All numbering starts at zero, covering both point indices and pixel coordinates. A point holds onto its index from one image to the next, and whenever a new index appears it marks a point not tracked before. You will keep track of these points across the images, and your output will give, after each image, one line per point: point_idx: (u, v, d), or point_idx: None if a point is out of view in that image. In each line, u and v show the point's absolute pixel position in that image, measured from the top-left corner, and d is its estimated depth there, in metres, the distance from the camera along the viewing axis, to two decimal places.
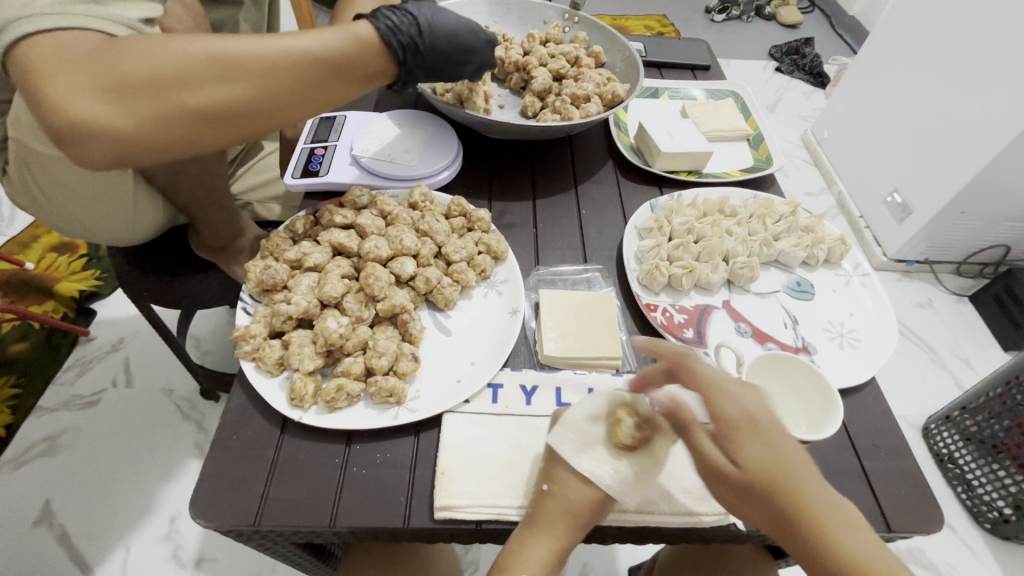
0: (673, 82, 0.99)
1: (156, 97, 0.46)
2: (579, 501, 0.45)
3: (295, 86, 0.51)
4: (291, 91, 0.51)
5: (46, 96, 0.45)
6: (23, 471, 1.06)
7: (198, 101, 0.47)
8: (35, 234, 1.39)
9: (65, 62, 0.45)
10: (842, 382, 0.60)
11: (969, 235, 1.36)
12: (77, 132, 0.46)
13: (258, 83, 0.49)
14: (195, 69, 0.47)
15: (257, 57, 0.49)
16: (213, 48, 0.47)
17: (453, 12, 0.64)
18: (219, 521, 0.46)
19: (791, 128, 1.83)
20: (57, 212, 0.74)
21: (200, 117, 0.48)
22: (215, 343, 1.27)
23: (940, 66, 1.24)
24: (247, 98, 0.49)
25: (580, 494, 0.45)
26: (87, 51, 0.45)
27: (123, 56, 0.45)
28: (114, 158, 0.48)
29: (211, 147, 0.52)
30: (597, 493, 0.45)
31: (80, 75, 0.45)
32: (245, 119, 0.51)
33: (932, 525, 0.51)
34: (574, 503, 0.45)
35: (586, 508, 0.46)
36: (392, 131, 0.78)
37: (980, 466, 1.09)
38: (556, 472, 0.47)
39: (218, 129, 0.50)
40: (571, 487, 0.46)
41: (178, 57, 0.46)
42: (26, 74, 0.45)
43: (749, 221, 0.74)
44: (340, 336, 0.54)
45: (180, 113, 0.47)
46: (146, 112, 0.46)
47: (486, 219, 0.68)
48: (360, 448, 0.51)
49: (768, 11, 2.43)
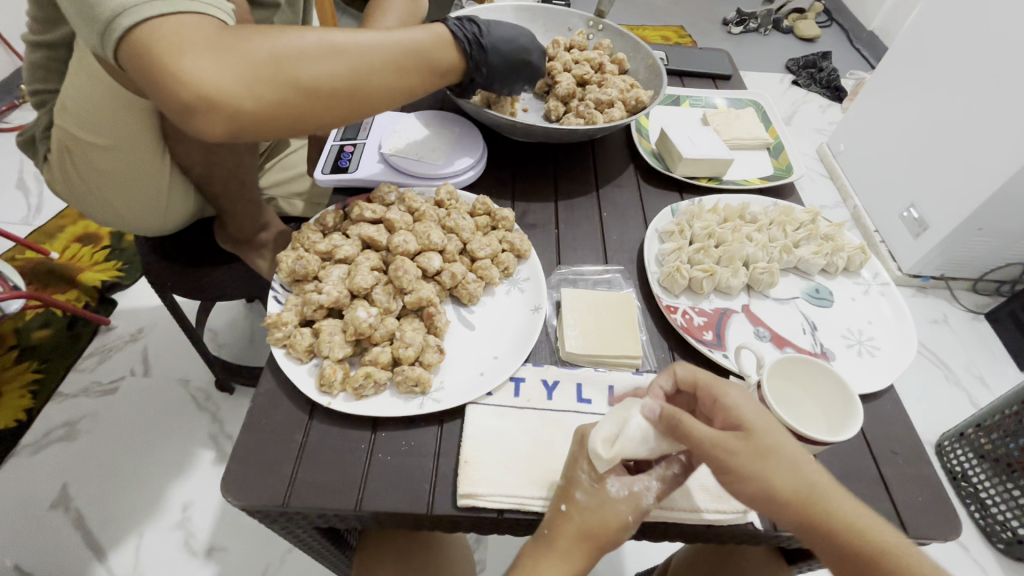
0: (695, 91, 1.01)
1: (273, 78, 0.51)
2: (596, 523, 0.46)
3: (389, 72, 0.57)
4: (386, 76, 0.57)
5: (172, 72, 0.48)
6: (43, 454, 1.08)
7: (312, 82, 0.53)
8: (62, 225, 1.44)
9: (191, 43, 0.48)
10: (861, 387, 0.60)
11: (987, 251, 1.35)
12: (202, 107, 0.49)
13: (358, 67, 0.55)
14: (307, 54, 0.52)
15: (359, 45, 0.55)
16: (320, 37, 0.53)
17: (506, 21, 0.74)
18: (249, 500, 0.48)
19: (807, 141, 1.83)
20: (94, 200, 0.78)
21: (311, 96, 0.53)
22: (232, 336, 1.29)
23: (960, 82, 1.24)
24: (350, 79, 0.55)
25: (605, 520, 0.46)
26: (208, 35, 0.49)
27: (246, 41, 0.50)
28: (228, 129, 0.51)
29: (309, 127, 0.56)
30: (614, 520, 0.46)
31: (206, 54, 0.48)
32: (346, 101, 0.56)
33: (951, 530, 0.51)
34: (590, 527, 0.46)
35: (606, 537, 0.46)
36: (419, 131, 0.80)
37: (994, 484, 1.08)
38: (585, 483, 0.47)
39: (320, 109, 0.55)
40: (590, 511, 0.46)
41: (295, 44, 0.52)
42: (148, 52, 0.48)
43: (769, 228, 0.75)
44: (369, 325, 0.56)
45: (294, 92, 0.52)
46: (267, 91, 0.51)
47: (510, 218, 0.70)
48: (385, 436, 0.53)
49: (786, 25, 2.44)
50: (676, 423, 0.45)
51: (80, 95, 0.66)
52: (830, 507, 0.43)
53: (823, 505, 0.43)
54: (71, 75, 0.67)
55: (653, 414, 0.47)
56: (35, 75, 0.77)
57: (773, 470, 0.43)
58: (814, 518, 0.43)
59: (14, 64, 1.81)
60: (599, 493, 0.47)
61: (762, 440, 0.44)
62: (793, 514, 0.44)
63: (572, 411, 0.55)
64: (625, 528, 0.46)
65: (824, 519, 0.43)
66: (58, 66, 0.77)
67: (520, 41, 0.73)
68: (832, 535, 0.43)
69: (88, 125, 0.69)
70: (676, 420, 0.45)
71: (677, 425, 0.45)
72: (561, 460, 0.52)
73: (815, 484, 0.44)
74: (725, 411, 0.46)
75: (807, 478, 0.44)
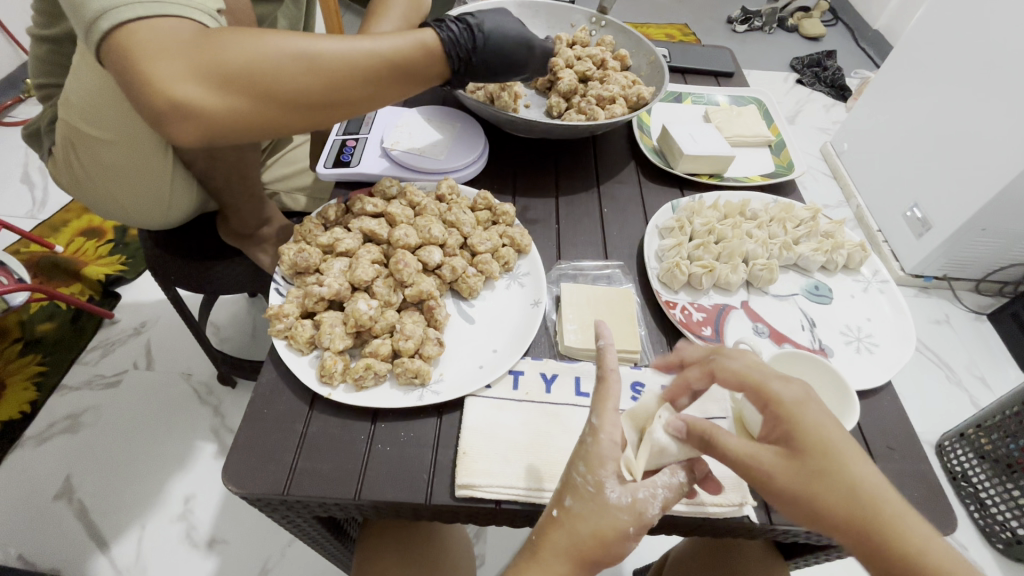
0: (697, 88, 1.01)
1: (247, 86, 0.50)
2: (589, 535, 0.45)
3: (368, 86, 0.56)
4: (363, 88, 0.56)
5: (146, 78, 0.48)
6: (46, 446, 1.09)
7: (286, 93, 0.52)
8: (66, 218, 1.45)
9: (167, 49, 0.48)
10: (860, 383, 0.60)
11: (990, 252, 1.34)
12: (174, 113, 0.50)
13: (336, 79, 0.54)
14: (284, 63, 0.51)
15: (338, 57, 0.53)
16: (300, 46, 0.52)
17: (513, 22, 0.68)
18: (250, 488, 0.48)
19: (810, 140, 1.83)
20: (97, 193, 0.78)
21: (284, 106, 0.53)
22: (235, 330, 1.30)
23: (965, 82, 1.24)
24: (325, 92, 0.54)
25: (601, 528, 0.45)
26: (186, 40, 0.49)
27: (221, 46, 0.49)
28: (202, 135, 0.52)
29: (285, 132, 0.56)
30: (609, 532, 0.45)
31: (180, 60, 0.48)
32: (321, 110, 0.55)
33: (947, 527, 0.51)
34: (581, 537, 0.45)
35: (600, 546, 0.45)
36: (421, 126, 0.80)
37: (994, 485, 1.08)
38: (582, 491, 0.46)
39: (296, 117, 0.55)
40: (582, 520, 0.45)
41: (270, 52, 0.51)
42: (124, 56, 0.48)
43: (770, 225, 0.75)
44: (369, 317, 0.57)
45: (267, 102, 0.52)
46: (240, 100, 0.51)
47: (511, 212, 0.70)
48: (385, 427, 0.53)
49: (790, 23, 2.43)
50: (707, 438, 0.45)
51: (81, 90, 0.67)
52: (897, 534, 0.40)
53: (894, 539, 0.40)
54: (74, 70, 0.67)
55: (681, 431, 0.47)
56: (40, 69, 0.78)
57: (828, 488, 0.41)
58: (875, 547, 0.40)
59: (21, 58, 1.83)
60: (594, 501, 0.45)
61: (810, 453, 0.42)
62: (846, 532, 0.41)
63: (569, 404, 0.55)
64: (624, 538, 0.45)
65: (886, 545, 0.40)
66: (62, 60, 0.77)
67: (519, 57, 0.68)
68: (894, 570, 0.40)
69: (88, 117, 0.69)
70: (710, 437, 0.45)
71: (711, 440, 0.45)
72: (558, 451, 0.52)
73: (877, 508, 0.40)
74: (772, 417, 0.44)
75: (874, 504, 0.41)
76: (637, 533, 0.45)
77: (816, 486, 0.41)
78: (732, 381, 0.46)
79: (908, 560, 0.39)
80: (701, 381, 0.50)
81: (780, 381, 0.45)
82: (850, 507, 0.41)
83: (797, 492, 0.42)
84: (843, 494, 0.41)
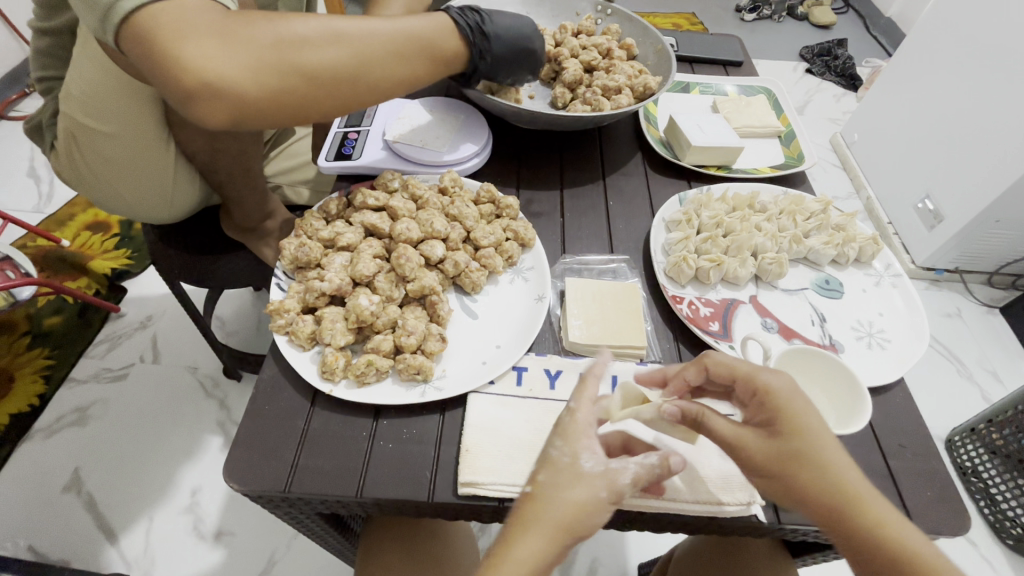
0: (705, 78, 0.99)
1: (277, 63, 0.50)
2: (570, 504, 0.42)
3: (395, 63, 0.55)
4: (392, 66, 0.55)
5: (173, 57, 0.47)
6: (55, 439, 1.10)
7: (316, 70, 0.51)
8: (72, 213, 1.45)
9: (194, 28, 0.47)
10: (870, 380, 0.59)
11: (1004, 244, 1.32)
12: (203, 93, 0.48)
13: (364, 55, 0.53)
14: (312, 41, 0.51)
15: (366, 35, 0.53)
16: (327, 25, 0.52)
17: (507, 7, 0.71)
18: (251, 485, 0.48)
19: (820, 130, 1.80)
20: (101, 186, 0.78)
21: (314, 86, 0.52)
22: (239, 324, 1.30)
23: (981, 70, 1.20)
24: (353, 69, 0.53)
25: (577, 496, 0.43)
26: (212, 21, 0.48)
27: (248, 26, 0.49)
28: (231, 116, 0.50)
29: (312, 116, 0.55)
30: (587, 500, 0.43)
31: (207, 38, 0.47)
32: (348, 92, 0.54)
33: (961, 526, 0.50)
34: (560, 507, 0.42)
35: (579, 520, 0.42)
36: (424, 118, 0.79)
37: (1005, 480, 1.07)
38: (558, 462, 0.45)
39: (323, 98, 0.53)
40: (557, 487, 0.43)
41: (298, 31, 0.50)
42: (146, 34, 0.47)
43: (779, 218, 0.74)
44: (371, 313, 0.56)
45: (297, 80, 0.51)
46: (270, 78, 0.50)
47: (515, 206, 0.69)
48: (387, 424, 0.53)
49: (800, 11, 2.38)
50: (699, 417, 0.47)
51: (84, 81, 0.66)
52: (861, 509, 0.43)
53: (869, 508, 0.43)
54: (75, 61, 0.66)
55: (674, 413, 0.47)
56: (41, 62, 0.77)
57: (803, 471, 0.43)
58: (849, 520, 0.43)
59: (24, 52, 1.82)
60: (570, 470, 0.44)
61: (798, 436, 0.44)
62: (818, 511, 0.43)
63: None
64: (602, 508, 0.43)
65: (853, 521, 0.42)
66: (61, 52, 0.77)
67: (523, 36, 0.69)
68: (870, 541, 0.42)
69: (90, 110, 0.68)
70: (700, 419, 0.47)
71: (702, 422, 0.47)
72: None
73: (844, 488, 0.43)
74: (764, 405, 0.46)
75: (848, 481, 0.43)
76: (614, 504, 0.43)
77: (798, 466, 0.43)
78: (722, 373, 0.49)
79: (871, 530, 0.42)
80: (698, 377, 0.51)
81: (772, 372, 0.47)
82: (829, 486, 0.43)
83: (786, 467, 0.44)
84: (824, 475, 0.43)
